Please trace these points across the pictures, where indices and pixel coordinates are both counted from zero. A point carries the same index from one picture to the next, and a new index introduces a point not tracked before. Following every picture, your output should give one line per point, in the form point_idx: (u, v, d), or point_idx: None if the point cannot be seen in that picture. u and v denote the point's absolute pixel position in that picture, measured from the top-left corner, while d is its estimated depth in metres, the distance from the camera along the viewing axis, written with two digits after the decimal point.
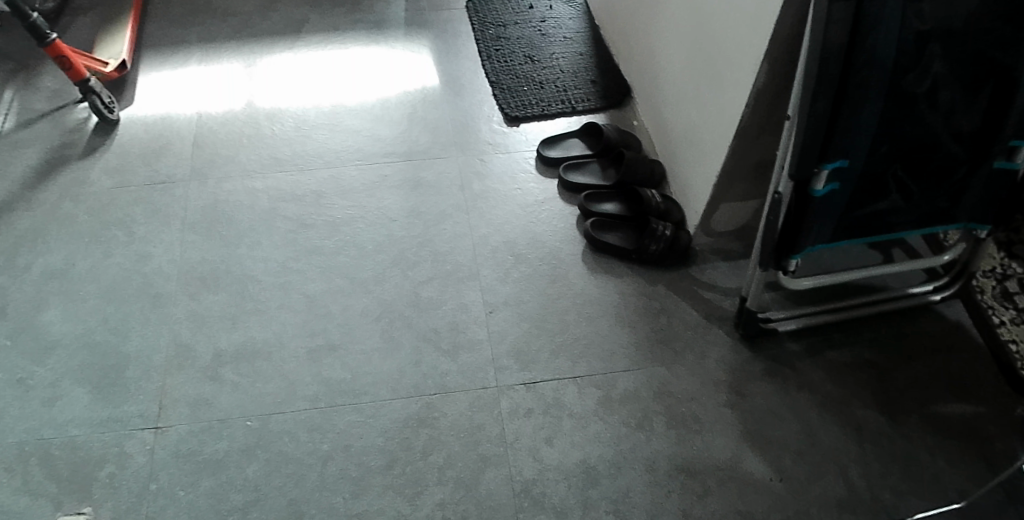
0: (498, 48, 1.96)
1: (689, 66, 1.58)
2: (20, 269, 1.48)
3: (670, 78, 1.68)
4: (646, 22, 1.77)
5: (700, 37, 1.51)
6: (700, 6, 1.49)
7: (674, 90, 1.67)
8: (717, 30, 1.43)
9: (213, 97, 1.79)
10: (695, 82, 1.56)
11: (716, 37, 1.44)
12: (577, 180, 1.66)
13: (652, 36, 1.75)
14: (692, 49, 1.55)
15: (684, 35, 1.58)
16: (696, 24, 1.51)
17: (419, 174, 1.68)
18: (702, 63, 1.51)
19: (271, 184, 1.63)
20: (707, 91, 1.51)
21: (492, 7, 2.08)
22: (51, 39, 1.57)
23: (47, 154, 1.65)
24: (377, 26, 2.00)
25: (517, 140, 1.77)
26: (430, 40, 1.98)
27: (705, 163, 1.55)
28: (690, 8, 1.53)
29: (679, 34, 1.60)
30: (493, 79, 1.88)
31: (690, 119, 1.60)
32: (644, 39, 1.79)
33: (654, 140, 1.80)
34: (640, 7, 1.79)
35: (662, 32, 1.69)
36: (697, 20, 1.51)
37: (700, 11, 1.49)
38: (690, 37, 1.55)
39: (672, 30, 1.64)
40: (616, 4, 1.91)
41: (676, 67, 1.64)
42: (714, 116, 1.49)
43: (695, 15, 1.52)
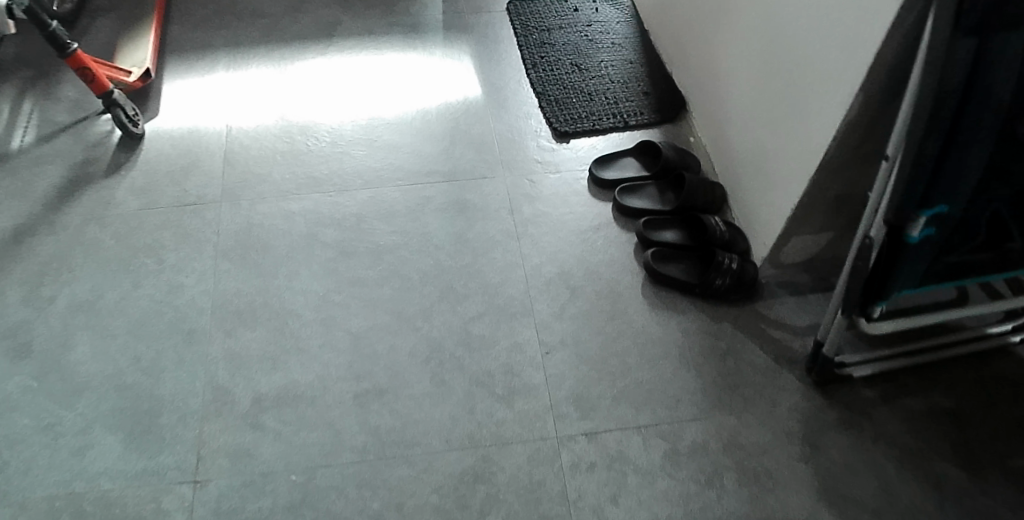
0: (543, 55, 1.83)
1: (761, 84, 1.45)
2: (44, 301, 1.38)
3: (735, 95, 1.56)
4: (706, 30, 1.64)
5: (777, 54, 1.38)
6: (777, 25, 1.37)
7: (740, 108, 1.54)
8: (800, 51, 1.30)
9: (243, 110, 1.67)
10: (768, 102, 1.43)
11: (799, 57, 1.31)
12: (635, 204, 1.55)
13: (713, 49, 1.63)
14: (764, 69, 1.43)
15: (755, 50, 1.45)
16: (773, 38, 1.39)
17: (464, 195, 1.56)
18: (779, 82, 1.39)
19: (309, 206, 1.51)
20: (784, 115, 1.38)
21: (534, 8, 1.94)
22: (71, 49, 1.47)
23: (69, 171, 1.55)
24: (413, 28, 1.86)
25: (568, 158, 1.65)
26: (470, 43, 1.84)
27: (777, 193, 1.43)
28: (766, 22, 1.40)
29: (749, 46, 1.48)
30: (539, 90, 1.76)
31: (759, 143, 1.49)
32: (703, 49, 1.67)
33: (713, 160, 1.68)
34: (700, 13, 1.65)
35: (727, 44, 1.56)
36: (774, 35, 1.38)
37: (778, 26, 1.37)
38: (764, 52, 1.42)
39: (739, 42, 1.51)
40: (671, 9, 1.78)
41: (744, 83, 1.51)
42: (791, 144, 1.37)
43: (771, 29, 1.39)
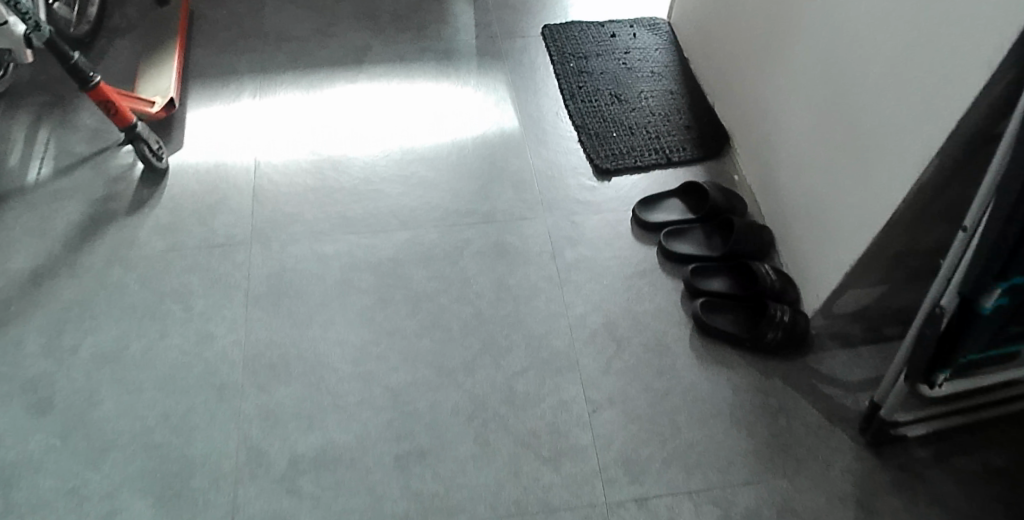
0: (581, 84, 1.77)
1: (821, 128, 1.39)
2: (66, 351, 1.31)
3: (789, 136, 1.50)
4: (758, 64, 1.58)
5: (840, 100, 1.32)
6: (841, 73, 1.31)
7: (795, 150, 1.48)
8: (867, 101, 1.25)
9: (271, 141, 1.60)
10: (829, 148, 1.37)
11: (866, 108, 1.26)
12: (681, 250, 1.49)
13: (764, 87, 1.57)
14: (825, 116, 1.37)
15: (816, 92, 1.39)
16: (836, 84, 1.33)
17: (503, 237, 1.49)
18: (842, 130, 1.33)
19: (343, 248, 1.44)
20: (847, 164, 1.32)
21: (570, 34, 1.88)
22: (93, 82, 1.39)
23: (90, 207, 1.48)
24: (446, 54, 1.79)
25: (610, 197, 1.59)
26: (505, 71, 1.77)
27: (835, 245, 1.38)
28: (829, 65, 1.34)
29: (808, 88, 1.41)
30: (578, 122, 1.69)
31: (815, 190, 1.43)
32: (754, 84, 1.60)
33: (761, 201, 1.62)
34: (751, 47, 1.59)
35: (782, 82, 1.50)
36: (837, 80, 1.32)
37: (842, 72, 1.31)
38: (826, 96, 1.36)
39: (797, 82, 1.45)
40: (717, 40, 1.73)
41: (801, 125, 1.45)
42: (855, 196, 1.31)
43: (835, 74, 1.33)
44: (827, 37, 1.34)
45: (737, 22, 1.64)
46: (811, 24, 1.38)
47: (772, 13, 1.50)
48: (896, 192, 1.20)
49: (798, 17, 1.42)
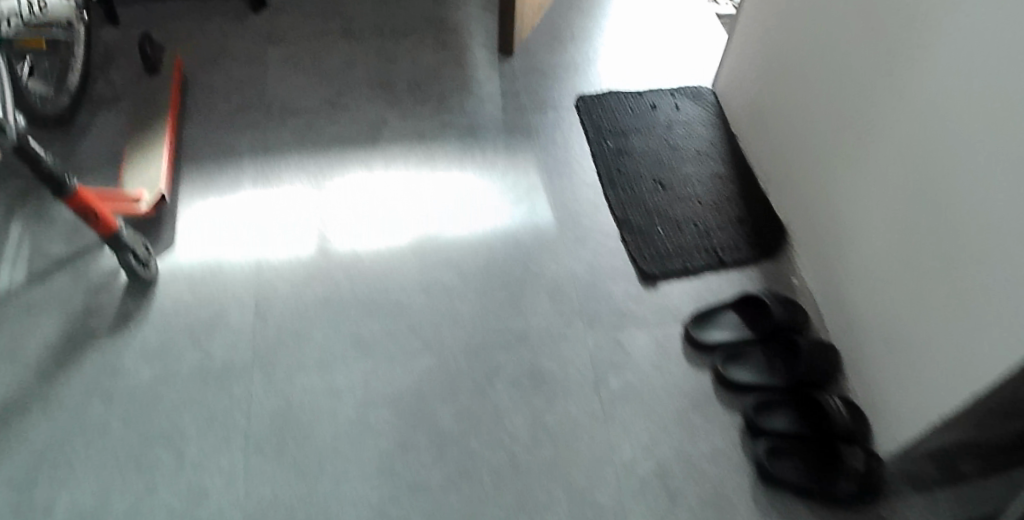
0: (622, 167, 1.59)
1: (904, 230, 1.18)
2: (35, 511, 1.12)
3: (866, 233, 1.29)
4: (827, 143, 1.38)
5: (929, 200, 1.12)
6: (937, 180, 1.09)
7: (873, 251, 1.27)
8: (959, 206, 1.04)
9: (275, 239, 1.42)
10: (914, 255, 1.16)
11: (959, 213, 1.05)
12: (741, 378, 1.32)
13: (835, 178, 1.36)
14: (912, 226, 1.16)
15: (899, 187, 1.19)
16: (924, 180, 1.12)
17: (539, 362, 1.32)
18: (931, 235, 1.12)
19: (359, 378, 1.27)
20: (935, 278, 1.11)
21: (605, 108, 1.71)
22: (71, 187, 1.20)
23: (68, 325, 1.30)
24: (470, 131, 1.62)
25: (656, 309, 1.41)
26: (536, 153, 1.59)
27: (919, 383, 1.16)
28: (914, 157, 1.14)
29: (890, 179, 1.21)
30: (619, 216, 1.51)
31: (896, 310, 1.22)
32: (823, 166, 1.40)
33: (825, 310, 1.42)
34: (822, 127, 1.38)
35: (856, 166, 1.30)
36: (925, 177, 1.12)
37: (931, 168, 1.11)
38: (912, 193, 1.16)
39: (876, 171, 1.25)
40: (778, 120, 1.53)
41: (881, 222, 1.24)
42: (944, 314, 1.09)
43: (922, 168, 1.13)
44: (911, 125, 1.14)
45: (801, 93, 1.45)
46: (893, 107, 1.19)
47: (845, 87, 1.31)
48: (996, 313, 0.97)
49: (876, 96, 1.23)
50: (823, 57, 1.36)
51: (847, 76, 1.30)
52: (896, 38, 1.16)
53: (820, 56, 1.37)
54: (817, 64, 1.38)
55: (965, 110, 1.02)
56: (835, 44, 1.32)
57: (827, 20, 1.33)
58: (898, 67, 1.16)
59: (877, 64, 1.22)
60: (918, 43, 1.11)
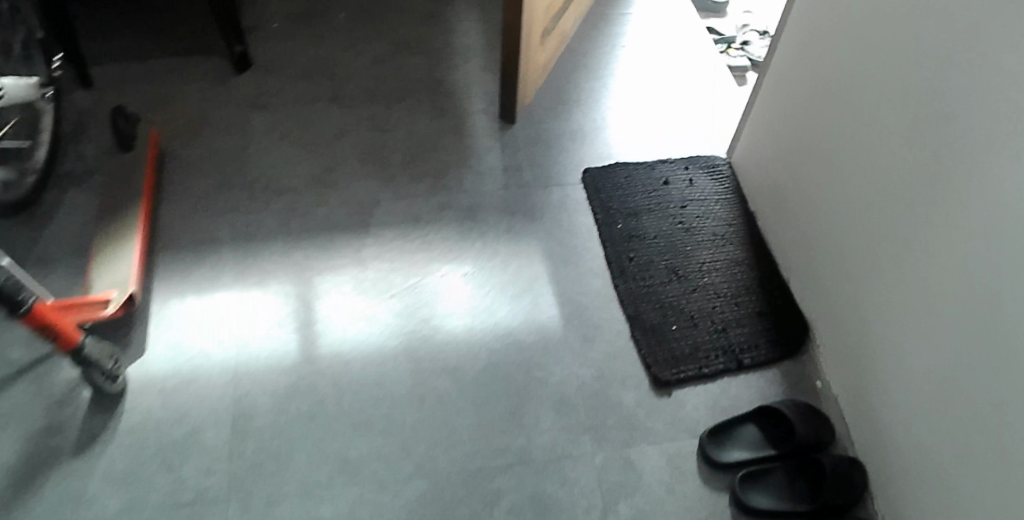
0: (633, 254, 1.47)
1: (946, 352, 1.03)
2: None
3: (897, 345, 1.14)
4: (852, 236, 1.24)
5: (977, 322, 0.97)
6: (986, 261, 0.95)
7: (905, 367, 1.12)
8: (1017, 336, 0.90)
9: (255, 341, 1.33)
10: (958, 382, 1.01)
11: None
12: (762, 504, 1.18)
13: (860, 259, 1.22)
14: (956, 316, 1.01)
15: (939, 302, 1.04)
16: (972, 298, 0.98)
17: (542, 487, 1.20)
18: (981, 363, 0.96)
19: (344, 508, 1.15)
20: (988, 414, 0.95)
21: (614, 183, 1.58)
22: (28, 306, 1.08)
23: (29, 444, 1.19)
24: (468, 214, 1.52)
25: (670, 422, 1.29)
26: (540, 239, 1.48)
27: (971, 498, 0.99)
28: (961, 270, 1.00)
29: (928, 291, 1.06)
30: (630, 312, 1.39)
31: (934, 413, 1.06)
32: (847, 261, 1.26)
33: (851, 419, 1.28)
34: (845, 194, 1.24)
35: (886, 269, 1.15)
36: (972, 295, 0.98)
37: (981, 286, 0.96)
38: (957, 311, 1.01)
39: (911, 278, 1.10)
40: (795, 194, 1.40)
41: (917, 337, 1.09)
42: (1001, 456, 0.93)
43: (970, 284, 0.98)
44: (956, 234, 1.00)
45: (823, 167, 1.30)
46: (931, 210, 1.05)
47: (869, 180, 1.17)
48: None
49: (908, 194, 1.09)
50: (847, 141, 1.22)
51: (873, 168, 1.16)
52: (934, 133, 1.03)
53: (842, 140, 1.24)
54: (837, 139, 1.25)
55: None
56: (859, 130, 1.19)
57: (851, 103, 1.20)
58: (938, 167, 1.03)
59: (909, 159, 1.08)
60: (963, 143, 0.98)
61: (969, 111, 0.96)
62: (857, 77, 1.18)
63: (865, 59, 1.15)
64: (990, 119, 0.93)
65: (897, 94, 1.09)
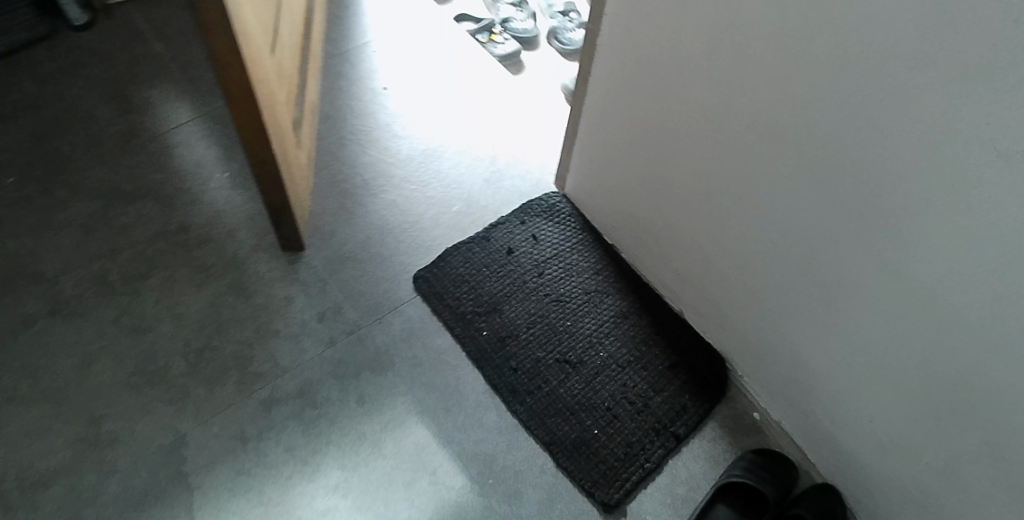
0: (514, 362, 1.23)
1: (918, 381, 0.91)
2: None
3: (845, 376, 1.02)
4: (753, 266, 1.07)
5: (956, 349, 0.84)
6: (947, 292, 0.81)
7: (870, 401, 1.00)
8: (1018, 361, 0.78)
9: None
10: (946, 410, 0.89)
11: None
12: None
13: (772, 291, 1.06)
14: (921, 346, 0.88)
15: (892, 331, 0.91)
16: (943, 326, 0.84)
17: None
18: (975, 390, 0.84)
19: None
20: (1004, 443, 0.84)
21: (455, 277, 1.31)
22: None
23: None
24: (303, 399, 1.19)
25: None
26: (403, 390, 1.20)
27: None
28: (914, 305, 0.86)
29: (880, 325, 0.92)
30: (543, 437, 1.16)
31: (919, 441, 0.95)
32: (755, 296, 1.10)
33: (806, 447, 1.17)
34: (729, 222, 1.06)
35: (814, 304, 1.01)
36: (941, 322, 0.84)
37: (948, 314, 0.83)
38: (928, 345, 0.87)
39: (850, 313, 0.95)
40: (661, 220, 1.21)
41: (879, 372, 0.96)
42: None
43: (935, 319, 0.84)
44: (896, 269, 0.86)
45: (691, 192, 1.11)
46: (852, 245, 0.89)
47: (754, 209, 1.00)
48: None
49: (816, 229, 0.93)
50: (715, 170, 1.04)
51: (759, 199, 1.00)
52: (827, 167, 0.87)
53: (706, 166, 1.05)
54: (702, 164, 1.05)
55: (1002, 259, 0.74)
56: (728, 157, 1.00)
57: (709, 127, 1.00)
58: (842, 201, 0.87)
59: (805, 192, 0.91)
60: (865, 177, 0.82)
61: (861, 141, 0.80)
62: (708, 97, 0.98)
63: (711, 86, 0.96)
64: (905, 141, 0.76)
65: (768, 118, 0.90)
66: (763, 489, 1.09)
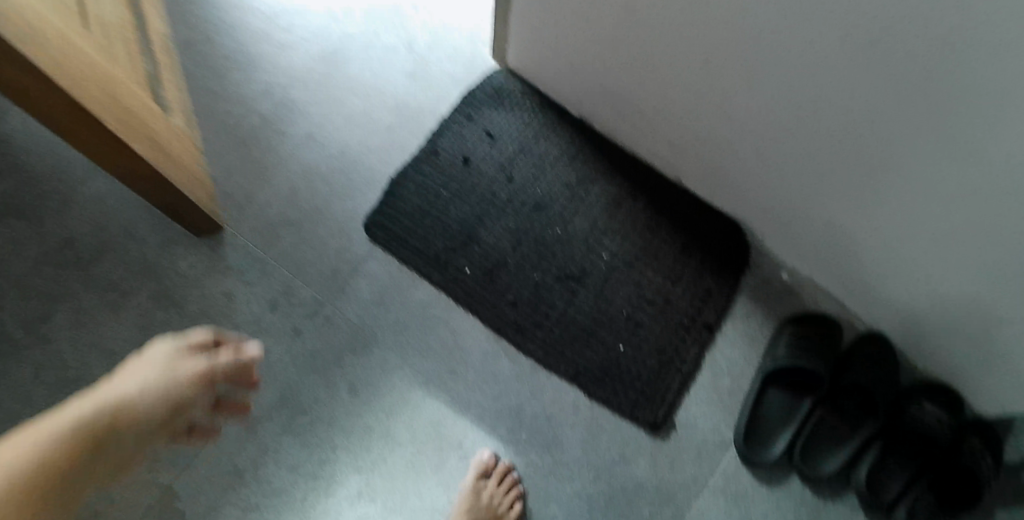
0: (510, 294, 1.06)
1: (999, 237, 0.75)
2: None
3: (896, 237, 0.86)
4: (769, 128, 0.87)
5: None
6: None
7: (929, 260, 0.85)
8: None
9: None
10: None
11: None
12: (833, 465, 0.96)
13: (798, 153, 0.87)
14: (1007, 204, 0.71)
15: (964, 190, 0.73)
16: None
17: None
18: None
19: None
20: None
21: (414, 213, 1.09)
22: None
23: None
24: (287, 407, 1.02)
25: (695, 457, 0.99)
26: (398, 361, 1.04)
27: None
28: (996, 161, 0.68)
29: (945, 187, 0.75)
30: (567, 370, 1.03)
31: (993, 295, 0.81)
32: (768, 161, 0.92)
33: (847, 301, 1.04)
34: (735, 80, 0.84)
35: (855, 165, 0.82)
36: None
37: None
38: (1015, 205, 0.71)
39: (906, 170, 0.77)
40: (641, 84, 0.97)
41: (941, 231, 0.80)
42: None
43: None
44: (976, 126, 0.67)
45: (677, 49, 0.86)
46: (907, 102, 0.69)
47: (770, 64, 0.78)
48: None
49: (851, 89, 0.73)
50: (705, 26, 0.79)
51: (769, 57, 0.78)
52: (871, 17, 0.64)
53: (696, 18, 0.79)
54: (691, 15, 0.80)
55: None
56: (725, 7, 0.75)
57: None
58: (891, 57, 0.66)
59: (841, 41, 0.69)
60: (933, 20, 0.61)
61: None
62: None
63: None
64: None
65: None
66: (805, 363, 0.97)
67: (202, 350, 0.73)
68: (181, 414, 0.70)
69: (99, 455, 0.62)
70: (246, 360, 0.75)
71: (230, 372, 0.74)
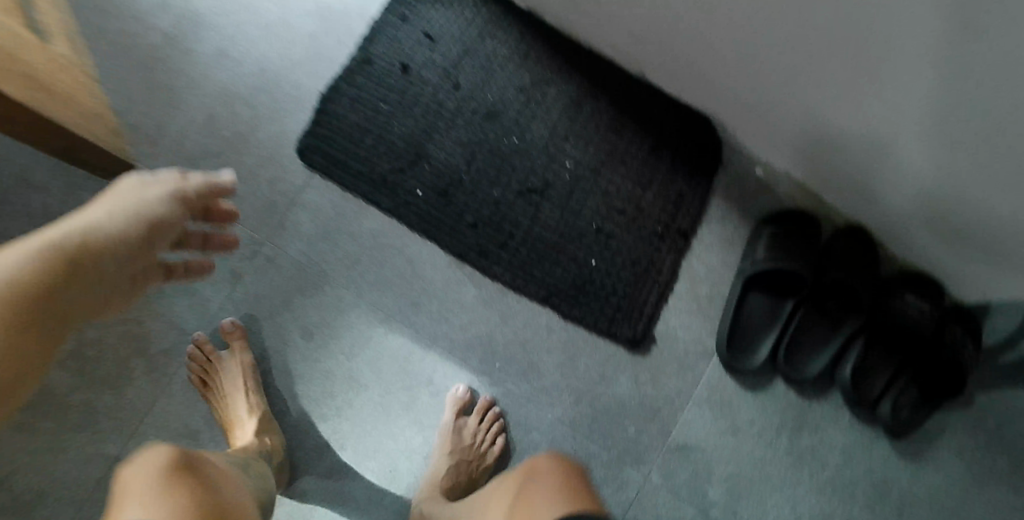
0: (470, 215, 0.96)
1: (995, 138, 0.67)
2: None
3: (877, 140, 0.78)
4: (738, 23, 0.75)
5: None
6: None
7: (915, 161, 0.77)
8: None
9: None
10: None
11: None
12: (818, 365, 0.93)
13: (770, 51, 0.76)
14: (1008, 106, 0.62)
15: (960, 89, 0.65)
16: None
17: None
18: None
19: None
20: None
21: (352, 132, 0.97)
22: None
23: None
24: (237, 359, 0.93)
25: (677, 368, 0.95)
26: (353, 297, 0.95)
27: None
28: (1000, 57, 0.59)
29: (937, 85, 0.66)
30: (538, 292, 0.95)
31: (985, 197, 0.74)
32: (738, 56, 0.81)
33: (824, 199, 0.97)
34: None
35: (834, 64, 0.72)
36: None
37: None
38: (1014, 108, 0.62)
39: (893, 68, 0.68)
40: None
41: (928, 135, 0.72)
42: None
43: None
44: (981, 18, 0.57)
45: None
46: None
47: None
48: None
49: None
50: None
51: None
52: None
53: None
54: None
55: None
56: None
57: None
58: None
59: None
60: None
61: None
62: None
63: None
64: None
65: None
66: (785, 262, 0.92)
67: (173, 177, 0.71)
68: (161, 239, 0.67)
69: (96, 266, 0.59)
70: (220, 186, 0.74)
71: (202, 195, 0.73)
